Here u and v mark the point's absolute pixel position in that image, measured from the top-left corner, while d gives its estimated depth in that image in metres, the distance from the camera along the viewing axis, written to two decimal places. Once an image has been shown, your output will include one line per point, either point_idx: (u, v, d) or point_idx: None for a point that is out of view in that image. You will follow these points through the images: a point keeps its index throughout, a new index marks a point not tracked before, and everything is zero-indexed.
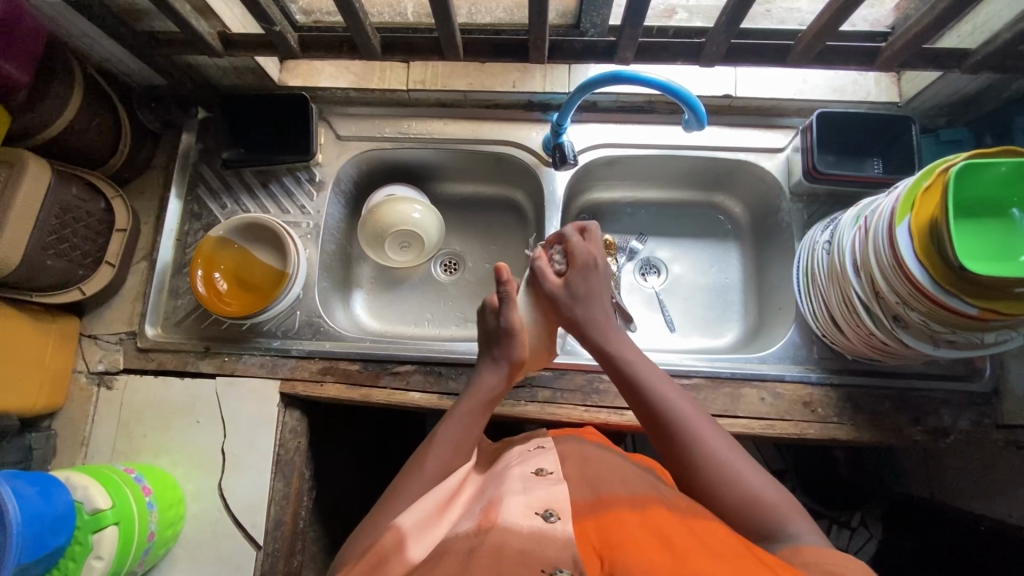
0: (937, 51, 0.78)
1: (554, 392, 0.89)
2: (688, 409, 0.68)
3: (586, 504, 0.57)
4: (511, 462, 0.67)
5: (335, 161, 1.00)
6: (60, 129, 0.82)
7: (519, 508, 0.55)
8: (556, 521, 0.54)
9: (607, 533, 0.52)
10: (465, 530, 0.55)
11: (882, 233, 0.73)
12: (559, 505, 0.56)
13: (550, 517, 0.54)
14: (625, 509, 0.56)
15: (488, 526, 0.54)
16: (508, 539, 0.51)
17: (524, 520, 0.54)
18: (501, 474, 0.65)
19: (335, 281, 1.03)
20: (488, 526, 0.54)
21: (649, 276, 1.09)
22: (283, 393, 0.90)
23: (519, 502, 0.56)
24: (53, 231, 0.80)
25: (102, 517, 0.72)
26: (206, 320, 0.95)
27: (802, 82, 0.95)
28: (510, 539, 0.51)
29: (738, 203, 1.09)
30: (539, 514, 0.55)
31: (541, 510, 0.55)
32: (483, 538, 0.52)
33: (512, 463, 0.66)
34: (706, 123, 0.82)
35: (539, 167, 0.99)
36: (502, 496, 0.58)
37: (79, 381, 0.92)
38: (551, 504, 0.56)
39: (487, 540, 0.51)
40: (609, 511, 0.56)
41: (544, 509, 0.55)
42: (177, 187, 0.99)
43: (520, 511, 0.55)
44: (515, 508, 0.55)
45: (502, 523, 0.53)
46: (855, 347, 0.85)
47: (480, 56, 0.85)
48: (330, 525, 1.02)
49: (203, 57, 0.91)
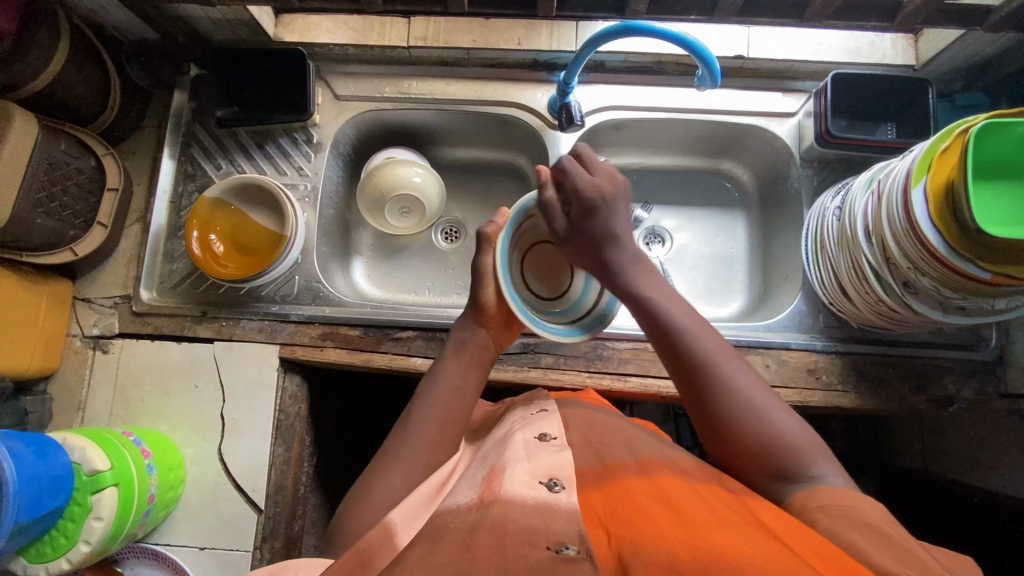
0: (959, 8, 0.76)
1: (557, 358, 0.88)
2: (714, 347, 0.60)
3: (592, 472, 0.56)
4: (512, 427, 0.64)
5: (333, 122, 0.97)
6: (46, 82, 0.78)
7: (522, 478, 0.52)
8: (560, 490, 0.51)
9: (614, 507, 0.51)
10: (467, 504, 0.52)
11: (896, 196, 0.71)
12: (564, 474, 0.53)
13: (554, 486, 0.52)
14: (632, 478, 0.55)
15: (490, 500, 0.51)
16: (511, 514, 0.48)
17: (527, 491, 0.51)
18: (503, 441, 0.61)
19: (334, 246, 1.01)
20: (490, 501, 0.50)
21: (653, 245, 1.07)
22: (282, 358, 0.89)
23: (522, 470, 0.54)
24: (42, 188, 0.77)
25: (101, 479, 0.71)
26: (203, 284, 0.93)
27: (817, 43, 0.92)
28: (513, 513, 0.48)
29: (746, 170, 1.06)
30: (542, 483, 0.52)
31: (545, 479, 0.53)
32: (485, 512, 0.49)
33: (513, 428, 0.63)
34: (720, 81, 0.80)
35: (544, 129, 0.96)
36: (505, 463, 0.55)
37: (74, 345, 0.90)
38: (556, 474, 0.53)
39: (490, 515, 0.48)
40: (616, 481, 0.55)
41: (548, 478, 0.53)
42: (170, 147, 0.96)
43: (522, 480, 0.52)
44: (518, 478, 0.53)
45: (506, 496, 0.50)
46: (863, 314, 0.84)
47: (485, 8, 0.82)
48: (331, 490, 1.02)
49: (195, 7, 0.86)
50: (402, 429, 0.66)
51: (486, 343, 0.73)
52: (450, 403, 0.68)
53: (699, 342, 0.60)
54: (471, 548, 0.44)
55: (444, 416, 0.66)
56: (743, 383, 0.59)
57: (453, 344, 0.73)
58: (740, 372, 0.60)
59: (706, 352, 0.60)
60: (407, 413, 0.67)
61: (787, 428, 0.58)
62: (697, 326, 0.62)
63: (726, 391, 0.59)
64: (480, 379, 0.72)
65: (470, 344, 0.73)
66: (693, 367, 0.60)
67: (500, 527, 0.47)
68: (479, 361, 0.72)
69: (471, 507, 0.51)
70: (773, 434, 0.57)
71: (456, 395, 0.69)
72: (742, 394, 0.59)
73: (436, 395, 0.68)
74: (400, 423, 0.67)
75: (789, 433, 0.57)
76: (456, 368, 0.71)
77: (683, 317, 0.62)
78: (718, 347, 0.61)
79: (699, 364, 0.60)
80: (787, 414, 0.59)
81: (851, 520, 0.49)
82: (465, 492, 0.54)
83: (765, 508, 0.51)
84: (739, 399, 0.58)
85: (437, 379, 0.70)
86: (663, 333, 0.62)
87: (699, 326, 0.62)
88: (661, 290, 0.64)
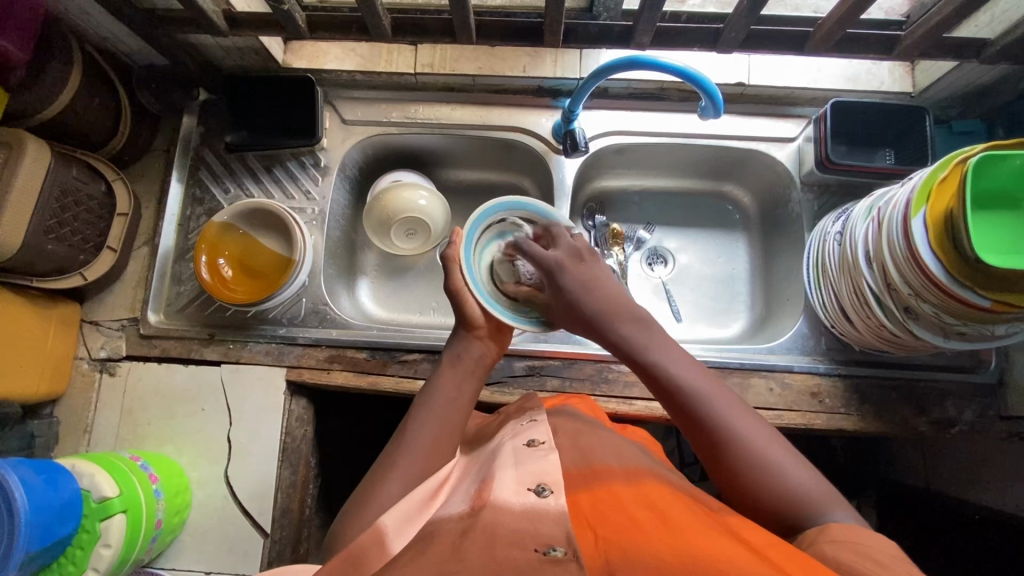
0: (955, 41, 0.78)
1: (563, 381, 0.89)
2: (722, 404, 0.61)
3: (579, 476, 0.57)
4: (504, 437, 0.65)
5: (341, 147, 0.99)
6: (61, 108, 0.80)
7: (511, 485, 0.52)
8: (548, 495, 0.51)
9: (602, 511, 0.51)
10: (457, 513, 0.51)
11: (896, 223, 0.72)
12: (552, 479, 0.53)
13: (543, 492, 0.52)
14: (617, 484, 0.55)
15: (479, 507, 0.50)
16: (500, 518, 0.48)
17: (515, 497, 0.51)
18: (493, 452, 0.62)
19: (340, 268, 1.02)
20: (479, 506, 0.50)
21: (655, 266, 1.08)
22: (290, 381, 0.89)
23: (510, 478, 0.54)
24: (53, 215, 0.78)
25: (110, 505, 0.71)
26: (210, 306, 0.94)
27: (816, 71, 0.94)
28: (503, 518, 0.48)
29: (747, 192, 1.08)
30: (531, 490, 0.52)
31: (533, 486, 0.52)
32: (474, 518, 0.48)
33: (504, 438, 0.64)
34: (723, 110, 0.81)
35: (548, 154, 0.98)
36: (494, 473, 0.56)
37: (81, 368, 0.90)
38: (544, 479, 0.53)
39: (479, 521, 0.48)
40: (602, 485, 0.55)
41: (537, 485, 0.52)
42: (178, 171, 0.97)
43: (511, 488, 0.52)
44: (506, 485, 0.53)
45: (494, 502, 0.50)
46: (864, 338, 0.85)
47: (492, 39, 0.84)
48: (336, 512, 1.02)
49: (207, 36, 0.88)
50: (398, 438, 0.65)
51: (481, 354, 0.74)
52: (448, 410, 0.68)
53: (709, 400, 0.61)
54: (459, 550, 0.44)
55: (442, 426, 0.66)
56: (756, 437, 0.59)
57: (448, 357, 0.74)
58: (751, 426, 0.60)
59: (715, 409, 0.60)
60: (403, 425, 0.67)
61: (807, 485, 0.56)
62: (704, 383, 0.62)
63: (732, 438, 0.59)
64: (475, 391, 0.72)
65: (466, 355, 0.74)
66: (702, 423, 0.60)
67: (489, 530, 0.46)
68: (473, 371, 0.73)
69: (460, 515, 0.50)
70: (789, 489, 0.56)
71: (452, 405, 0.68)
72: (754, 448, 0.58)
73: (431, 404, 0.68)
74: (395, 434, 0.67)
75: (799, 481, 0.56)
76: (451, 379, 0.71)
77: (689, 375, 0.63)
78: (728, 403, 0.61)
79: (710, 421, 0.60)
80: (807, 469, 0.57)
81: (841, 546, 0.49)
82: (456, 505, 0.54)
83: (748, 525, 0.51)
84: (746, 447, 0.58)
85: (432, 390, 0.70)
86: (671, 392, 0.62)
87: (696, 375, 0.63)
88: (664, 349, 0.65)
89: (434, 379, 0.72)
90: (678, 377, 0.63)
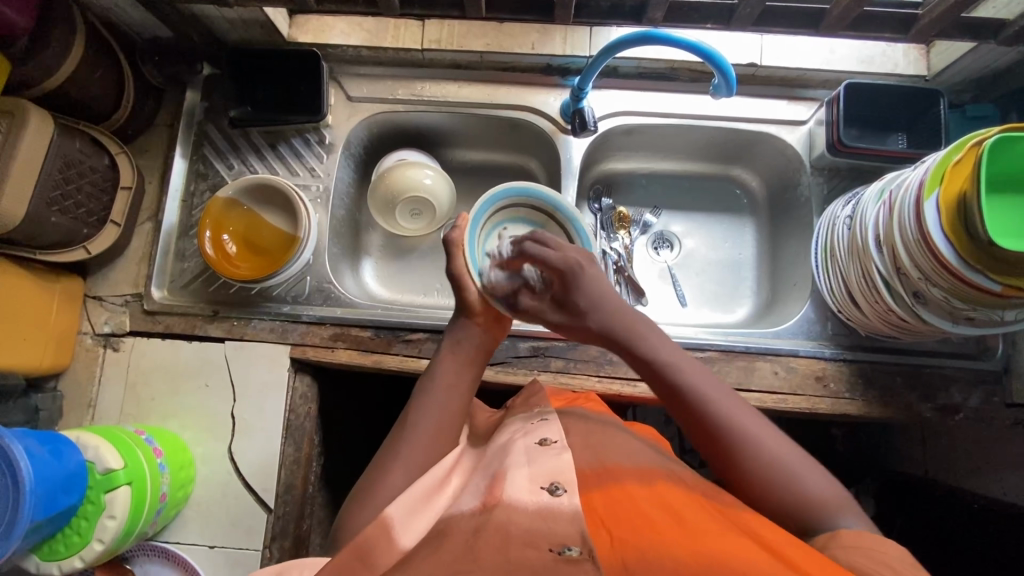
0: (973, 21, 0.76)
1: (567, 362, 0.89)
2: (732, 409, 0.60)
3: (592, 474, 0.56)
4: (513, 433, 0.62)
5: (346, 123, 0.97)
6: (62, 79, 0.79)
7: (523, 483, 0.52)
8: (562, 495, 0.51)
9: (617, 510, 0.51)
10: (470, 509, 0.52)
11: (908, 206, 0.71)
12: (566, 478, 0.52)
13: (557, 491, 0.51)
14: (632, 482, 0.54)
15: (492, 504, 0.50)
16: (512, 518, 0.48)
17: (528, 496, 0.50)
18: (504, 448, 0.60)
19: (345, 246, 1.01)
20: (492, 504, 0.50)
21: (661, 250, 1.08)
22: (294, 359, 0.89)
23: (523, 475, 0.53)
24: (56, 186, 0.78)
25: (114, 477, 0.71)
26: (214, 283, 0.93)
27: (829, 52, 0.92)
28: (515, 519, 0.48)
29: (755, 176, 1.07)
30: (545, 489, 0.51)
31: (547, 484, 0.52)
32: (486, 517, 0.49)
33: (513, 436, 0.61)
34: (735, 89, 0.80)
35: (556, 133, 0.96)
36: (506, 469, 0.55)
37: (85, 343, 0.90)
38: (557, 477, 0.52)
39: (492, 519, 0.48)
40: (617, 484, 0.54)
41: (550, 483, 0.52)
42: (182, 146, 0.96)
43: (523, 486, 0.52)
44: (519, 483, 0.52)
45: (507, 500, 0.50)
46: (870, 322, 0.85)
47: (501, 13, 0.82)
48: (338, 489, 1.02)
49: (212, 7, 0.86)
50: (404, 423, 0.65)
51: (482, 341, 0.73)
52: (453, 396, 0.68)
53: (716, 405, 0.60)
54: (473, 550, 0.45)
55: (445, 411, 0.66)
56: (766, 440, 0.59)
57: (450, 342, 0.73)
58: (761, 429, 0.59)
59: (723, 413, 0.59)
60: (408, 412, 0.67)
61: (816, 487, 0.57)
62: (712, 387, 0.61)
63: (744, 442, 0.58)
64: (478, 374, 0.72)
65: (469, 340, 0.73)
66: (713, 429, 0.59)
67: (502, 530, 0.47)
68: (477, 357, 0.73)
69: (474, 512, 0.51)
70: (798, 491, 0.56)
71: (455, 391, 0.68)
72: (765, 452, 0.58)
73: (434, 389, 0.68)
74: (400, 419, 0.67)
75: (808, 483, 0.57)
76: (454, 364, 0.71)
77: (696, 381, 0.62)
78: (737, 407, 0.60)
79: (719, 426, 0.59)
80: (815, 467, 0.58)
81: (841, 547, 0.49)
82: (468, 500, 0.54)
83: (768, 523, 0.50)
84: (756, 450, 0.58)
85: (434, 375, 0.70)
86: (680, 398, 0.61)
87: (711, 385, 0.62)
88: (670, 351, 0.64)
89: (437, 363, 0.71)
90: (686, 379, 0.62)
